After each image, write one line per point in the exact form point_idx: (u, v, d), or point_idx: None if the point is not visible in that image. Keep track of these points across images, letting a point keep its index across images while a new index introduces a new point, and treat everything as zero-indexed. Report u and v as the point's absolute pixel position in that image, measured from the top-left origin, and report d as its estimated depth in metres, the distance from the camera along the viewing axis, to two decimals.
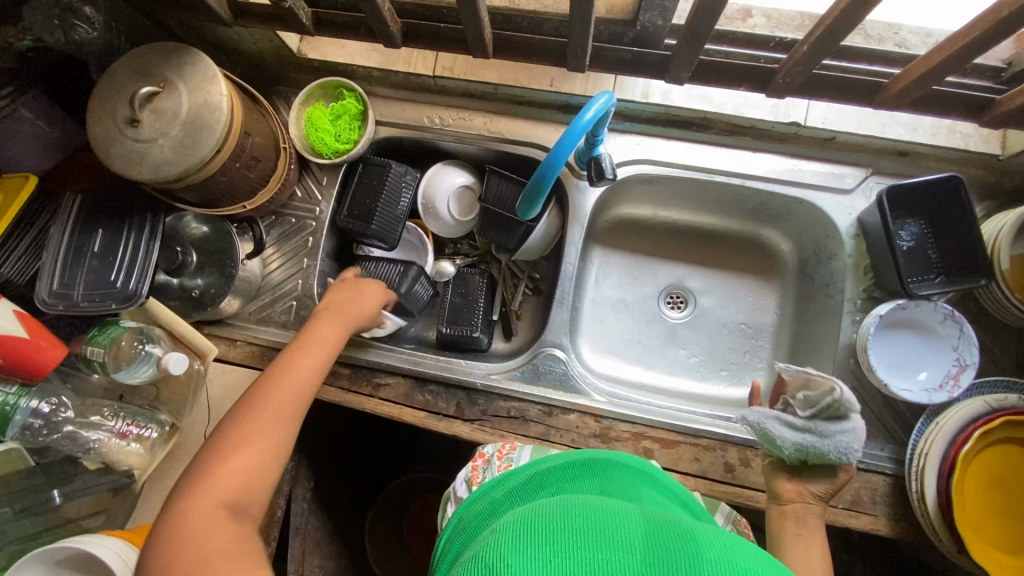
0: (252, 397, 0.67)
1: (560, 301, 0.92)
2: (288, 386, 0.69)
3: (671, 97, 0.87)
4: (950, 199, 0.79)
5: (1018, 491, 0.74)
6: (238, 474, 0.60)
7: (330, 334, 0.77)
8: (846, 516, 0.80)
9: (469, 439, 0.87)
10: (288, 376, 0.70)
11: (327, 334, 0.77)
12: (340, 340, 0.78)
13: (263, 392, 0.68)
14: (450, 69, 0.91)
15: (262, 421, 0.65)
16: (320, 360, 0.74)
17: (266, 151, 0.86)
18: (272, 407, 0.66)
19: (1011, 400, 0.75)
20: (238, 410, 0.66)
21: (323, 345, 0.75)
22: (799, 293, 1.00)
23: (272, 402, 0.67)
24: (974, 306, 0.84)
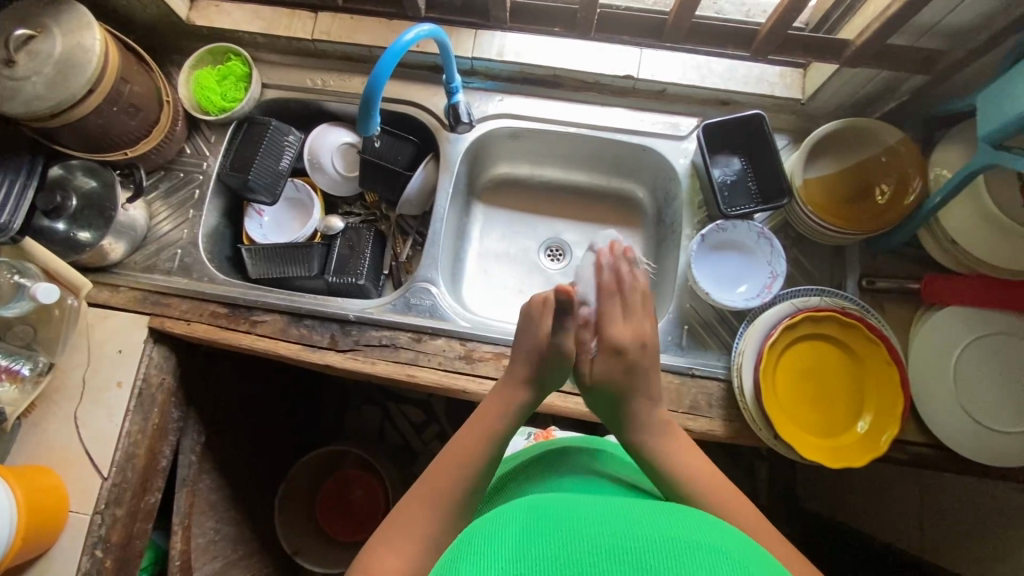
0: (428, 475, 0.65)
1: (433, 242, 1.01)
2: (461, 458, 0.65)
3: (522, 56, 0.99)
4: (756, 135, 0.92)
5: (826, 383, 0.84)
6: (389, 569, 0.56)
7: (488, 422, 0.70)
8: (686, 419, 0.87)
9: (341, 367, 0.91)
10: (463, 450, 0.66)
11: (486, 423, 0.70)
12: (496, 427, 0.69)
13: (432, 478, 0.64)
14: (326, 33, 1.01)
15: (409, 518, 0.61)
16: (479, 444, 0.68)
17: (148, 102, 0.92)
18: (445, 479, 0.64)
19: (813, 300, 0.85)
20: (411, 495, 0.64)
21: (496, 410, 0.71)
22: (657, 236, 1.10)
23: (438, 480, 0.64)
24: (792, 232, 0.95)
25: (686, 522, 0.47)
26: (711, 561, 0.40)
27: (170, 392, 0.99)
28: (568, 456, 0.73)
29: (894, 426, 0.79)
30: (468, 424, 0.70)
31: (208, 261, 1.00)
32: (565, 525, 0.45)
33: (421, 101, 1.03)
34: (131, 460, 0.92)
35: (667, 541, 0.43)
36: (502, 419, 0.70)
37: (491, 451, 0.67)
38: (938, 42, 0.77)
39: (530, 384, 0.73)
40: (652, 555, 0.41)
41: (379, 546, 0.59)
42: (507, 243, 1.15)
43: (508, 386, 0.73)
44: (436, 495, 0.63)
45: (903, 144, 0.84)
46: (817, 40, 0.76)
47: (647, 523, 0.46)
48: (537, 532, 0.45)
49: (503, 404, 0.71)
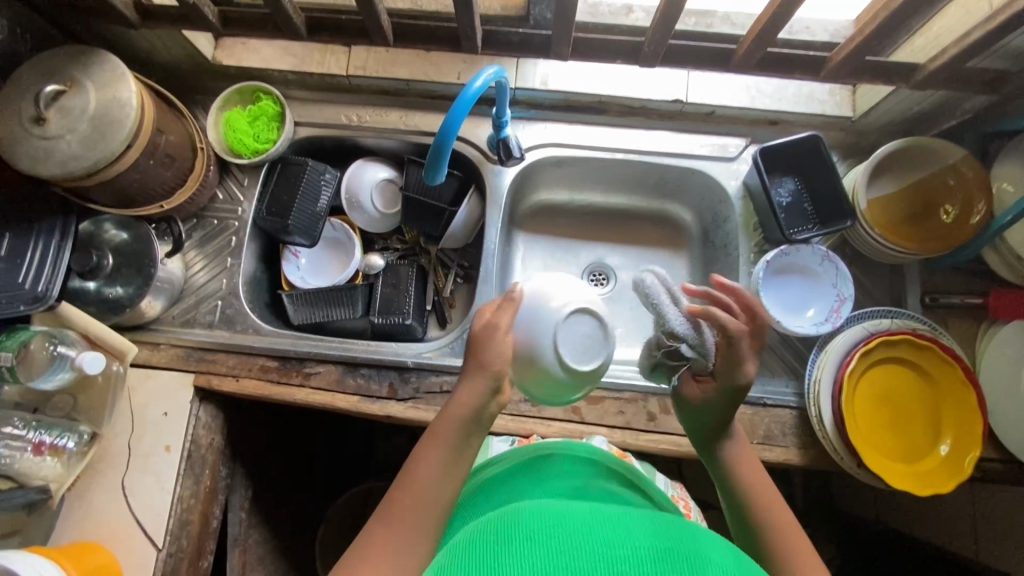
0: (397, 491, 0.59)
1: (485, 279, 0.98)
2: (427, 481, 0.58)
3: (567, 84, 0.96)
4: (813, 156, 0.90)
5: (902, 407, 0.83)
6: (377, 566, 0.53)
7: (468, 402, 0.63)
8: (761, 449, 0.86)
9: (401, 418, 0.88)
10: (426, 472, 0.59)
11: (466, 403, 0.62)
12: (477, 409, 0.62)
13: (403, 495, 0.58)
14: (362, 67, 0.97)
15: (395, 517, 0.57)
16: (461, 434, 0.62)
17: (182, 151, 0.88)
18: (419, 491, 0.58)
19: (885, 323, 0.84)
20: (375, 518, 0.57)
21: (460, 409, 0.62)
22: (704, 257, 1.08)
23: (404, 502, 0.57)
24: (850, 251, 0.95)
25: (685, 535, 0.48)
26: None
27: (219, 451, 0.94)
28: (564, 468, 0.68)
29: (976, 448, 0.78)
30: (429, 437, 0.62)
31: (250, 311, 0.96)
32: (567, 527, 0.47)
33: (463, 134, 1.00)
34: (185, 527, 0.88)
35: (664, 552, 0.44)
36: (468, 424, 0.62)
37: (453, 467, 0.60)
38: (1004, 62, 0.76)
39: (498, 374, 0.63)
40: (650, 563, 0.42)
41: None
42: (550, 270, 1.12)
43: (464, 388, 0.63)
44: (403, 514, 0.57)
45: (967, 162, 0.83)
46: (888, 63, 0.75)
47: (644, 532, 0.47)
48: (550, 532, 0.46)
49: (472, 405, 0.62)
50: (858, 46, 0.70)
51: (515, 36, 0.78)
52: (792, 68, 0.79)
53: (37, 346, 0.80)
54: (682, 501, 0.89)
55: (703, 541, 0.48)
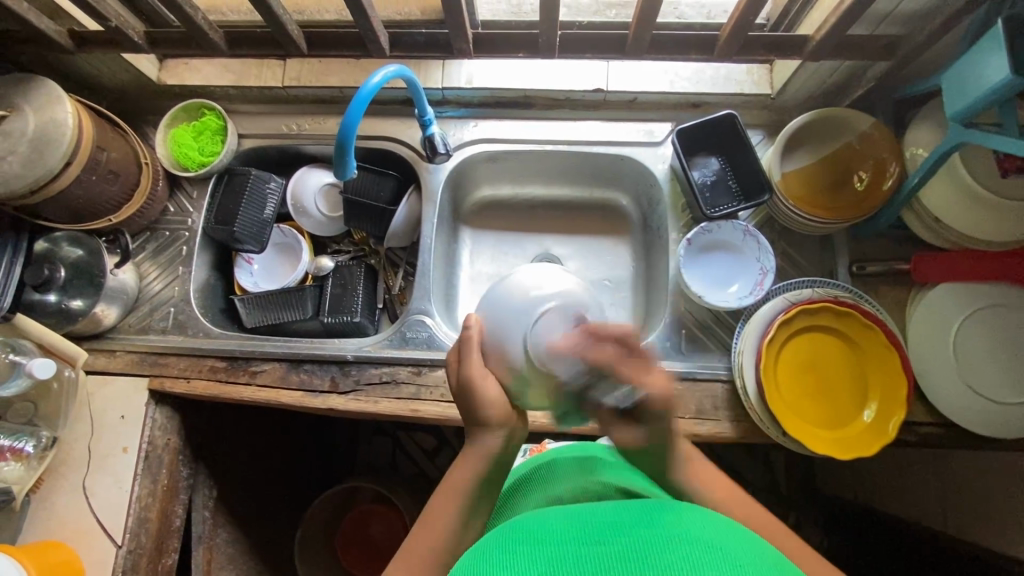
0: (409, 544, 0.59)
1: (423, 273, 1.01)
2: (442, 525, 0.59)
3: (490, 82, 1.00)
4: (731, 134, 0.92)
5: (829, 374, 0.84)
6: None
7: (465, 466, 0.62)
8: (694, 423, 0.87)
9: (344, 409, 0.91)
10: (442, 516, 0.60)
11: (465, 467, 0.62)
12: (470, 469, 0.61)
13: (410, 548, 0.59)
14: (296, 78, 1.02)
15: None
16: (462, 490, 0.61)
17: (126, 166, 0.93)
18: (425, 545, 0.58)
19: (806, 292, 0.85)
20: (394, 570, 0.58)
21: (477, 462, 0.62)
22: (645, 242, 1.10)
23: (420, 549, 0.58)
24: (779, 226, 0.96)
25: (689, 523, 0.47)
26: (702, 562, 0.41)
27: (177, 451, 0.99)
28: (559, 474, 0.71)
29: (901, 410, 0.78)
30: (446, 487, 0.62)
31: (201, 316, 1.01)
32: (547, 533, 0.48)
33: (397, 135, 1.04)
34: (144, 524, 0.92)
35: (666, 540, 0.43)
36: (481, 476, 0.62)
37: (471, 514, 0.61)
38: (896, 28, 0.78)
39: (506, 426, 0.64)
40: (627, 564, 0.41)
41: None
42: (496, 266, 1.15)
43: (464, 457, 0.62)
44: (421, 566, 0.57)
45: (876, 128, 0.84)
46: (777, 37, 0.77)
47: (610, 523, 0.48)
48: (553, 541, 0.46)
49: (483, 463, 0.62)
50: (740, 23, 0.72)
51: (420, 37, 0.82)
52: (690, 48, 0.82)
53: None
54: None
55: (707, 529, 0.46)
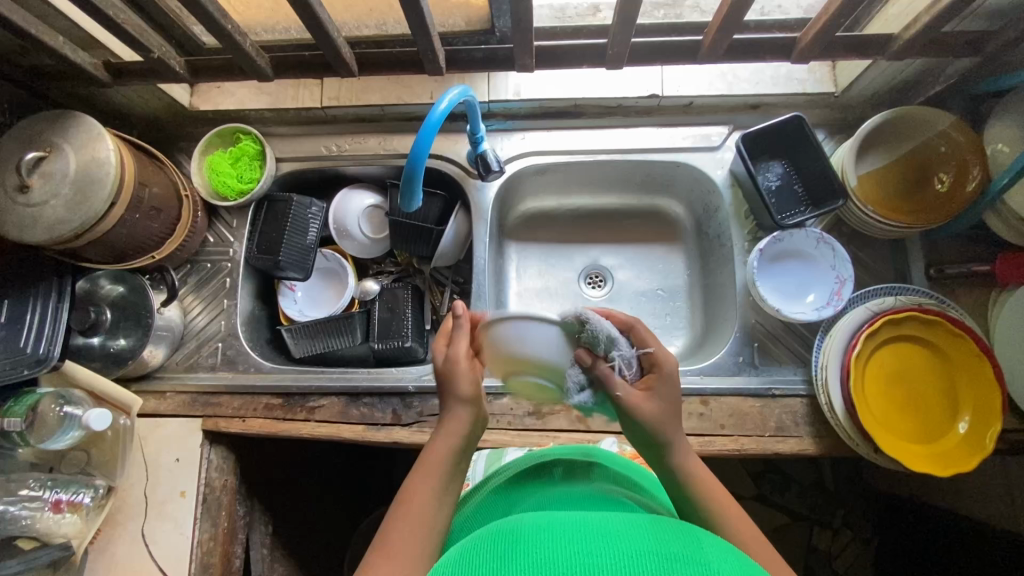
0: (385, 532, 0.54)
1: (478, 294, 0.97)
2: (421, 511, 0.55)
3: (539, 92, 0.96)
4: (799, 136, 0.88)
5: (916, 385, 0.81)
6: None
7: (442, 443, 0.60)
8: (774, 441, 0.84)
9: (409, 442, 0.88)
10: (415, 497, 0.56)
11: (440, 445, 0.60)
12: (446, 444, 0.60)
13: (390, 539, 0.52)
14: (336, 98, 0.98)
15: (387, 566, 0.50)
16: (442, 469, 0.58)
17: (167, 201, 0.89)
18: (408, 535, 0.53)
19: (889, 301, 0.82)
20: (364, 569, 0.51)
21: (450, 439, 0.60)
22: (700, 248, 1.07)
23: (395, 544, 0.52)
24: (847, 229, 0.92)
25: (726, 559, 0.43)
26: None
27: (234, 490, 0.95)
28: (563, 480, 0.64)
29: (996, 423, 0.75)
30: (417, 469, 0.58)
31: (250, 350, 0.97)
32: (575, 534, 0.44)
33: (443, 152, 1.00)
34: (207, 569, 0.88)
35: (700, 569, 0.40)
36: (451, 455, 0.59)
37: (443, 496, 0.57)
38: (982, 23, 0.74)
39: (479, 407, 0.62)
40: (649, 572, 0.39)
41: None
42: (547, 278, 1.09)
43: (439, 437, 0.61)
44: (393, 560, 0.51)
45: (955, 128, 0.81)
46: (860, 37, 0.73)
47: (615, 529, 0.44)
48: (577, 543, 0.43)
49: (451, 441, 0.60)
50: (827, 25, 0.68)
51: (478, 53, 0.78)
52: (763, 51, 0.77)
53: (45, 406, 0.81)
54: None
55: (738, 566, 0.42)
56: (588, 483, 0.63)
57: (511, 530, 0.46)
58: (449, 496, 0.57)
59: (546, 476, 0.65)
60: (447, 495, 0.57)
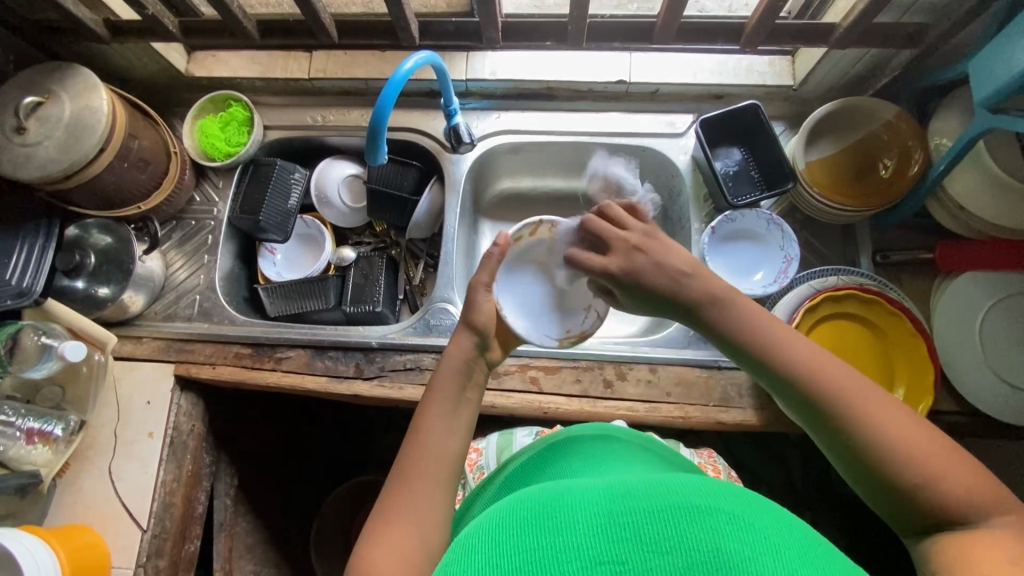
0: (404, 456, 0.62)
1: (446, 262, 1.02)
2: (433, 433, 0.63)
3: (513, 73, 1.01)
4: (754, 123, 0.93)
5: (855, 361, 0.84)
6: (404, 524, 0.57)
7: (451, 365, 0.67)
8: (717, 411, 0.87)
9: (369, 395, 0.92)
10: (430, 421, 0.64)
11: (449, 367, 0.67)
12: (454, 365, 0.67)
13: (410, 461, 0.62)
14: (322, 70, 1.04)
15: (417, 485, 0.60)
16: (452, 391, 0.66)
17: (156, 155, 0.95)
18: (427, 457, 0.62)
19: (830, 280, 0.86)
20: (394, 480, 0.61)
21: (457, 362, 0.67)
22: (665, 233, 1.11)
23: (416, 464, 0.61)
24: (801, 215, 0.96)
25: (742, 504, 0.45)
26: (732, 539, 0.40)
27: (201, 438, 0.99)
28: (572, 449, 0.69)
29: (928, 396, 0.79)
30: (430, 394, 0.66)
31: (227, 304, 1.02)
32: (589, 496, 0.46)
33: (421, 126, 1.06)
34: (168, 508, 0.92)
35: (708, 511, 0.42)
36: (460, 381, 0.67)
37: (455, 419, 0.65)
38: (922, 17, 0.78)
39: (482, 333, 0.68)
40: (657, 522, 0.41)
41: (367, 544, 0.57)
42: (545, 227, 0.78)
43: (449, 357, 0.68)
44: (412, 478, 0.61)
45: (899, 118, 0.85)
46: (803, 25, 0.78)
47: (643, 485, 0.46)
48: (592, 503, 0.45)
49: (461, 364, 0.67)
50: (768, 10, 0.73)
51: (450, 26, 0.84)
52: (716, 37, 0.82)
53: (25, 336, 0.86)
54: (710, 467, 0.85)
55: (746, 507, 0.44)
56: (596, 450, 0.69)
57: (533, 499, 0.49)
58: (460, 419, 0.65)
59: (554, 451, 0.70)
60: (456, 415, 0.65)
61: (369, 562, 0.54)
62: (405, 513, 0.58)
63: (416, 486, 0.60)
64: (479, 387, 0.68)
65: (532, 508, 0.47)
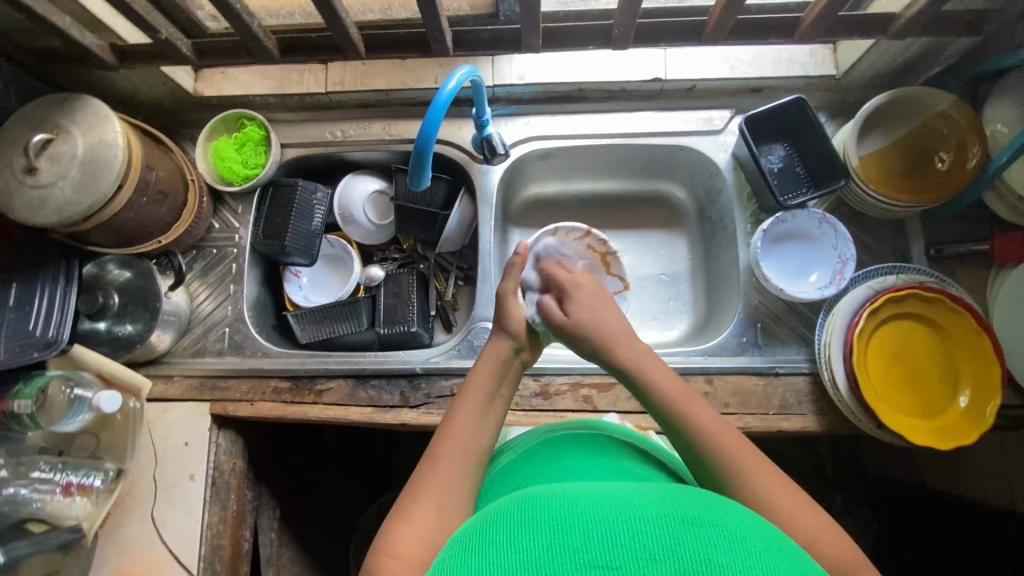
0: (435, 446, 0.60)
1: (484, 278, 0.98)
2: (466, 430, 0.61)
3: (543, 76, 0.97)
4: (800, 118, 0.90)
5: (916, 363, 0.82)
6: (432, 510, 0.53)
7: (486, 366, 0.68)
8: (778, 419, 0.85)
9: (417, 424, 0.88)
10: (464, 416, 0.62)
11: (485, 368, 0.67)
12: (487, 367, 0.67)
13: (441, 450, 0.59)
14: (340, 83, 0.99)
15: (445, 474, 0.57)
16: (486, 390, 0.65)
17: (174, 185, 0.90)
18: (458, 449, 0.59)
19: (890, 280, 0.83)
20: (422, 469, 0.58)
21: (493, 362, 0.68)
22: (703, 233, 1.08)
23: (446, 456, 0.58)
24: (849, 211, 0.93)
25: (748, 528, 0.42)
26: (735, 561, 0.37)
27: (243, 475, 0.96)
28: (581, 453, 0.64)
29: (996, 396, 0.76)
30: (464, 390, 0.65)
31: (257, 335, 0.97)
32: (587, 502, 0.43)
33: (447, 136, 1.01)
34: (216, 552, 0.89)
35: (712, 530, 0.40)
36: (495, 377, 0.66)
37: (487, 413, 0.63)
38: (982, 2, 0.75)
39: (519, 339, 0.71)
40: (658, 534, 0.39)
41: (392, 527, 0.52)
42: (591, 240, 0.94)
43: (485, 358, 0.69)
44: (441, 466, 0.57)
45: (956, 107, 0.82)
46: (861, 17, 0.74)
47: (647, 496, 0.44)
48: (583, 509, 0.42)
49: (496, 364, 0.68)
50: (828, 5, 0.69)
51: (484, 34, 0.79)
52: (766, 32, 0.78)
53: (54, 390, 0.82)
54: None
55: (750, 529, 0.42)
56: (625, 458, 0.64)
57: (531, 499, 0.46)
58: (491, 415, 0.63)
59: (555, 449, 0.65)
60: (491, 414, 0.63)
61: (395, 538, 0.51)
62: (435, 500, 0.54)
63: (444, 474, 0.57)
64: (513, 387, 0.68)
65: (525, 506, 0.45)
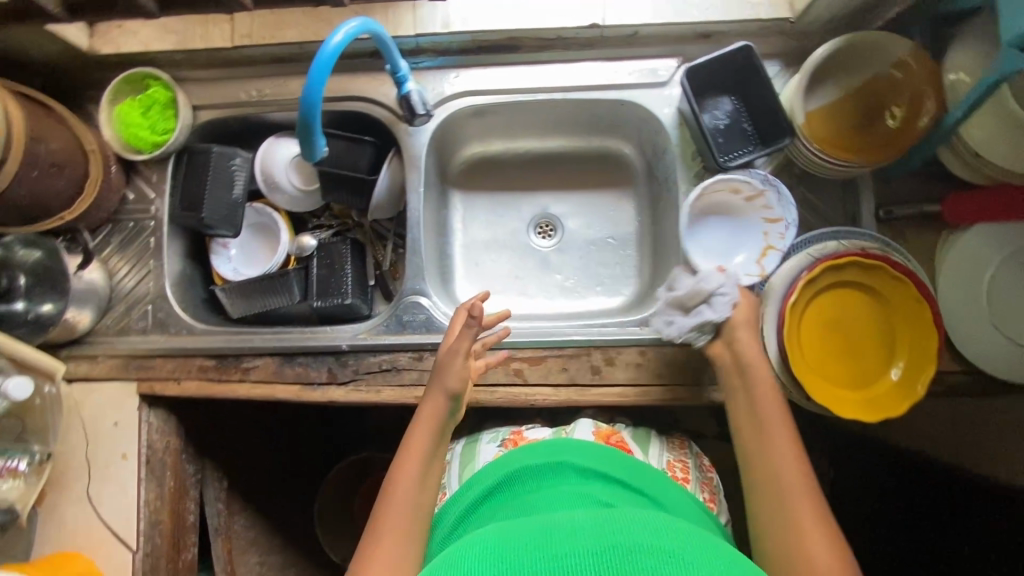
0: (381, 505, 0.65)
1: (413, 249, 0.92)
2: (408, 488, 0.66)
3: (469, 23, 0.88)
4: (749, 68, 0.82)
5: (853, 333, 0.79)
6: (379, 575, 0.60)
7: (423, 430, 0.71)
8: (710, 390, 0.83)
9: (345, 400, 0.87)
10: (404, 477, 0.67)
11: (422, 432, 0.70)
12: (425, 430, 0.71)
13: (386, 511, 0.65)
14: (248, 36, 0.90)
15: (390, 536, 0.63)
16: (424, 453, 0.69)
17: (70, 157, 0.84)
18: (398, 506, 0.65)
19: (831, 247, 0.79)
20: (371, 530, 0.64)
21: (429, 425, 0.71)
22: (650, 194, 1.02)
23: (391, 517, 0.64)
24: (799, 170, 0.87)
25: (684, 538, 0.46)
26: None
27: (179, 450, 0.95)
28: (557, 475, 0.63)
29: (931, 366, 0.74)
30: (404, 455, 0.69)
31: (182, 312, 0.94)
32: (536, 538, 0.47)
33: (371, 93, 0.93)
34: (156, 526, 0.90)
35: (646, 549, 0.44)
36: (433, 438, 0.70)
37: (427, 472, 0.68)
38: None
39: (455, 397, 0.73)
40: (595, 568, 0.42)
41: None
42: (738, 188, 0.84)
43: (423, 419, 0.71)
44: (386, 529, 0.63)
45: (914, 55, 0.75)
46: None
47: (586, 523, 0.47)
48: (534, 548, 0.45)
49: (431, 427, 0.71)
50: None
51: None
52: None
53: None
54: (678, 464, 0.78)
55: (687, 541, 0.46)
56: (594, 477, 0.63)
57: (485, 540, 0.49)
58: (431, 475, 0.69)
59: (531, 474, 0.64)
60: (429, 477, 0.69)
61: None
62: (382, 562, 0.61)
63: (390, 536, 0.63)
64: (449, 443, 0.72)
65: (482, 547, 0.48)
